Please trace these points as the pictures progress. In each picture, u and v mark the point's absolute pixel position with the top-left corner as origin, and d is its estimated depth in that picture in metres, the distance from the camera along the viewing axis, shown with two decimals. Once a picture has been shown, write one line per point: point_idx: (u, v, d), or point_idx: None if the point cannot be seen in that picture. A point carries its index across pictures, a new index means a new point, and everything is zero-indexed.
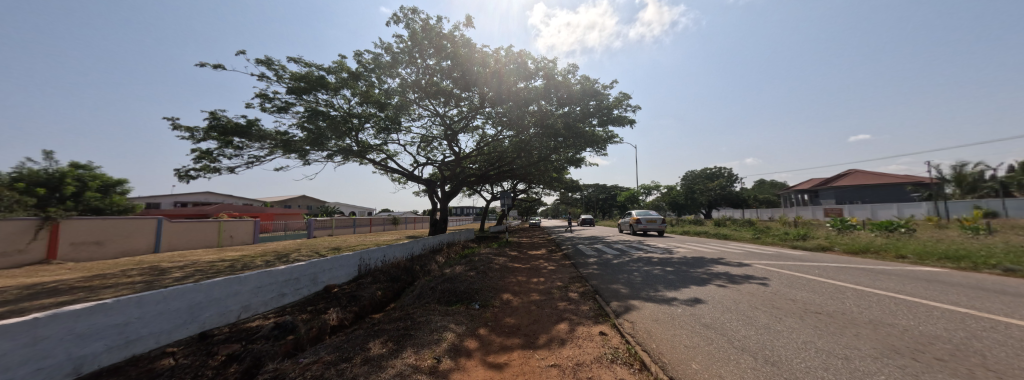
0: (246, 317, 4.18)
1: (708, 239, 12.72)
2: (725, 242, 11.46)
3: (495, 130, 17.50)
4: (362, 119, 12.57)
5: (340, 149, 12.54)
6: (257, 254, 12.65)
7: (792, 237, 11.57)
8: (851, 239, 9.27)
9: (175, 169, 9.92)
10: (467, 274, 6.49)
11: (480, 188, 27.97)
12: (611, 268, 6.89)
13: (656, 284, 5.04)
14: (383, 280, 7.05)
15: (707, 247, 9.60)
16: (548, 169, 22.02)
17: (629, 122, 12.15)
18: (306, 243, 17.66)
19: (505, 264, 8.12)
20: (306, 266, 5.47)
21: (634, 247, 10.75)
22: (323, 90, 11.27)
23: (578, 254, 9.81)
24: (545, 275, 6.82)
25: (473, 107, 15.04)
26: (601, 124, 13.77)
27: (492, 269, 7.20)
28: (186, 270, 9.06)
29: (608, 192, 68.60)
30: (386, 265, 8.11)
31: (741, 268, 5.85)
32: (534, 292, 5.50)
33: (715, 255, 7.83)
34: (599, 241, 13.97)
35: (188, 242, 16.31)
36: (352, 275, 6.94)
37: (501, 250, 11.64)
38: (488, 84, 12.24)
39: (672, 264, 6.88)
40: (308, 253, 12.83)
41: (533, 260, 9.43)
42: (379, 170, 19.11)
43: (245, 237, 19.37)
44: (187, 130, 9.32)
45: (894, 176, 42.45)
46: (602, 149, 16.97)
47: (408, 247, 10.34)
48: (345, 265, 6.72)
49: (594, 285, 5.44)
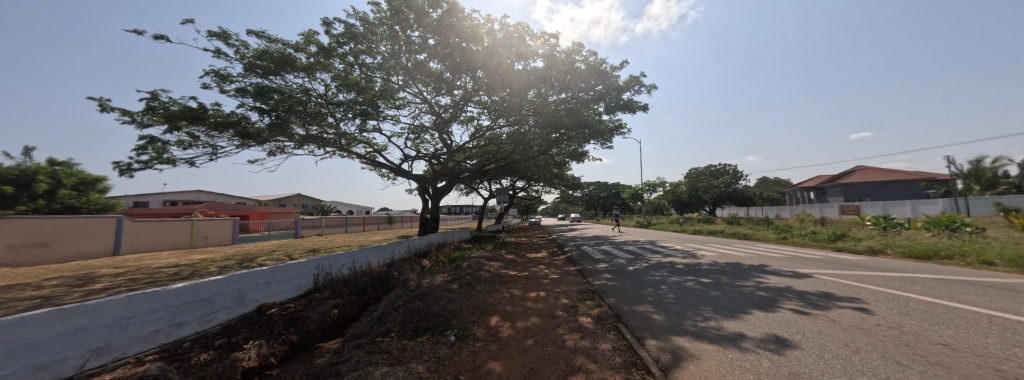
0: (96, 367, 2.74)
1: (730, 240, 11.32)
2: (751, 243, 10.03)
3: (491, 121, 16.16)
4: (340, 107, 11.27)
5: (307, 138, 10.66)
6: (222, 258, 11.31)
7: (829, 237, 10.13)
8: (907, 240, 7.84)
9: (113, 162, 8.64)
10: (447, 287, 5.13)
11: (477, 185, 26.66)
12: (630, 279, 5.46)
13: (700, 306, 3.61)
14: (344, 295, 5.66)
15: (735, 250, 8.22)
16: (548, 164, 20.67)
17: (642, 107, 10.65)
18: (286, 244, 16.27)
19: (497, 272, 6.75)
20: (225, 283, 4.05)
21: (648, 249, 9.38)
22: (293, 72, 9.89)
23: (584, 258, 8.44)
24: (546, 287, 5.42)
25: (466, 94, 13.88)
26: (610, 111, 12.25)
27: (481, 279, 5.83)
28: (120, 279, 7.66)
29: (610, 190, 67.11)
30: (354, 272, 6.73)
31: (803, 280, 4.44)
32: (532, 315, 4.10)
33: (753, 260, 6.42)
34: (606, 242, 12.55)
35: (156, 243, 15.00)
36: (305, 288, 5.55)
37: (495, 253, 10.26)
38: (480, 65, 10.87)
39: (705, 272, 5.51)
40: (279, 256, 11.45)
41: (531, 265, 8.04)
42: (366, 164, 17.86)
43: (222, 238, 18.05)
44: (122, 113, 7.90)
45: (907, 173, 41.04)
46: (608, 140, 15.52)
47: (388, 250, 8.99)
48: (295, 276, 5.33)
49: (613, 306, 4.01)
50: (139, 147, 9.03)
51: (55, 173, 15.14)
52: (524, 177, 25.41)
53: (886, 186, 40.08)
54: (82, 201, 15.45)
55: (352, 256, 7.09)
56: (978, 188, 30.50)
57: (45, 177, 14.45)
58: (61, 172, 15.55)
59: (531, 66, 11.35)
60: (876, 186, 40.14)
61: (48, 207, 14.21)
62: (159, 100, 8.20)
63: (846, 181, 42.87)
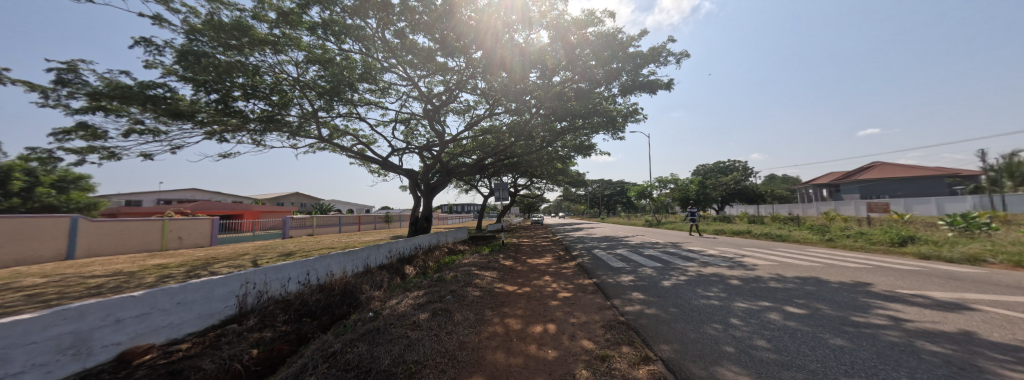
0: None
1: (767, 242, 9.67)
2: (798, 247, 8.38)
3: (489, 110, 14.64)
4: (310, 92, 9.90)
5: (268, 123, 9.11)
6: (180, 263, 9.90)
7: (892, 240, 8.43)
8: (1015, 246, 6.15)
9: (29, 150, 7.47)
10: (416, 316, 3.54)
11: (476, 181, 25.14)
12: (674, 303, 3.86)
13: (839, 377, 1.99)
14: (278, 325, 4.07)
15: (790, 257, 6.57)
16: (551, 159, 19.12)
17: (667, 84, 8.98)
18: (265, 247, 14.89)
19: (490, 288, 5.13)
20: (42, 326, 2.38)
21: (676, 255, 7.79)
22: (254, 47, 8.39)
23: (599, 267, 6.88)
24: (556, 316, 3.82)
25: (460, 79, 12.41)
26: (626, 92, 10.60)
27: (466, 301, 4.24)
28: (25, 291, 6.18)
29: (614, 188, 65.33)
30: (304, 289, 5.16)
31: (964, 318, 2.81)
32: (540, 376, 2.49)
33: (834, 274, 4.75)
34: (621, 244, 10.93)
35: (120, 245, 13.64)
36: (221, 316, 3.95)
37: (491, 258, 8.69)
38: (474, 38, 9.43)
39: (779, 294, 3.90)
40: (245, 261, 10.01)
41: (534, 275, 6.49)
42: (355, 158, 16.44)
43: (198, 239, 16.71)
44: (33, 88, 6.42)
45: (928, 170, 39.01)
46: (621, 129, 13.90)
47: (364, 257, 7.47)
48: (202, 300, 3.73)
49: (672, 363, 2.40)
50: (60, 132, 7.37)
51: (32, 170, 13.58)
52: (526, 173, 23.87)
53: (906, 183, 38.04)
54: (61, 200, 14.37)
55: (308, 267, 5.55)
56: (1011, 184, 28.51)
57: (20, 174, 12.98)
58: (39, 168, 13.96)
59: (535, 43, 9.87)
60: (898, 183, 38.01)
61: (21, 206, 13.07)
62: (77, 72, 6.65)
63: (863, 178, 40.88)
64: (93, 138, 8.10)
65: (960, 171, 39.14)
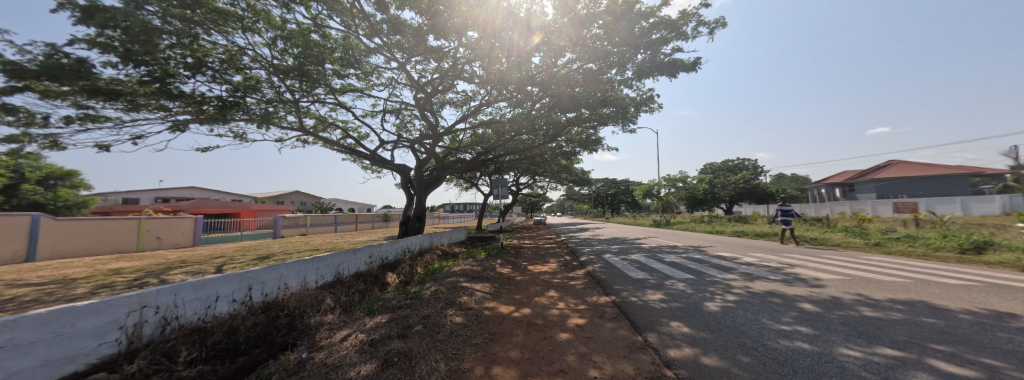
0: None
1: (807, 247, 8.36)
2: (851, 254, 7.08)
3: (487, 100, 13.48)
4: (284, 76, 8.81)
5: (228, 111, 7.87)
6: (137, 269, 8.80)
7: (960, 248, 7.12)
8: None
9: None
10: (360, 371, 2.28)
11: (476, 179, 23.92)
12: (741, 346, 2.60)
13: None
14: (177, 370, 2.79)
15: (854, 268, 5.28)
16: (556, 156, 17.90)
17: (692, 63, 7.69)
18: (246, 248, 13.84)
19: (477, 311, 3.90)
20: None
21: (706, 263, 6.51)
22: (216, 20, 7.31)
23: (616, 279, 5.62)
24: (568, 363, 2.59)
25: (454, 63, 11.25)
26: (642, 74, 9.31)
27: (441, 337, 3.01)
28: None
29: (618, 187, 63.87)
30: (237, 315, 3.88)
31: None
32: None
33: (945, 297, 3.48)
34: (634, 248, 9.67)
35: (89, 246, 12.62)
36: (89, 360, 2.64)
37: (486, 265, 7.50)
38: (467, 13, 8.27)
39: (899, 334, 2.61)
40: (210, 267, 8.90)
41: (535, 289, 5.27)
42: (345, 153, 15.34)
43: (180, 239, 15.71)
44: None
45: (950, 169, 37.27)
46: (632, 120, 12.67)
47: (334, 264, 6.25)
48: (51, 339, 2.42)
49: None
50: None
51: (19, 167, 13.02)
52: (528, 171, 22.66)
53: (927, 181, 36.23)
54: (47, 197, 13.49)
55: (248, 281, 4.30)
56: None
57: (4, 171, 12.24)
58: (27, 165, 13.38)
59: (539, 20, 8.67)
60: (917, 182, 36.27)
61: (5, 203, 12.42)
62: None
63: (880, 177, 39.17)
64: (28, 124, 6.98)
65: (982, 171, 37.32)
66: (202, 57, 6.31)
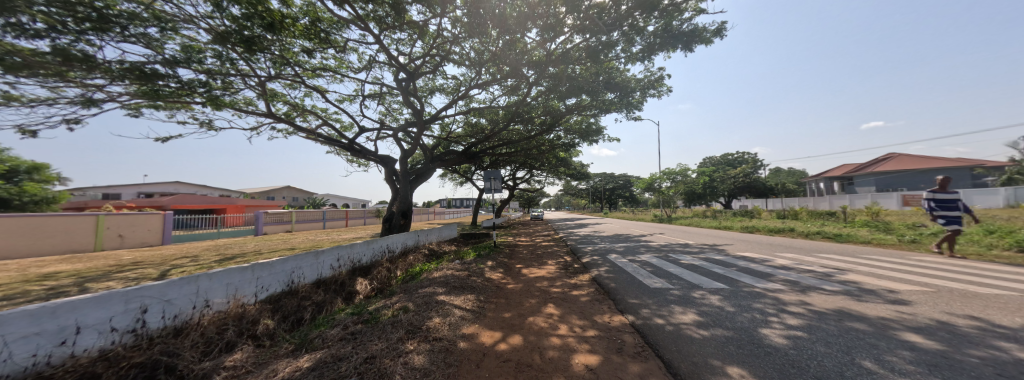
0: None
1: (838, 246, 7.40)
2: (897, 254, 6.09)
3: (478, 85, 12.33)
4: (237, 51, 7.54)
5: (166, 89, 6.66)
6: (73, 274, 7.65)
7: (1022, 247, 6.14)
8: None
9: None
10: None
11: (470, 173, 22.69)
12: None
13: None
14: None
15: (925, 274, 4.27)
16: (553, 148, 16.77)
17: (717, 30, 6.52)
18: (217, 247, 12.69)
19: (447, 345, 2.80)
20: None
21: (734, 266, 5.48)
22: None
23: (630, 288, 4.57)
24: None
25: (441, 40, 10.03)
26: (652, 49, 8.22)
27: None
28: None
29: (616, 182, 63.01)
30: (105, 355, 2.70)
31: None
32: None
33: None
34: (641, 247, 8.68)
35: (38, 246, 11.36)
36: None
37: (473, 269, 6.40)
38: None
39: None
40: (159, 271, 7.75)
41: (530, 303, 4.20)
42: (326, 143, 14.13)
43: (147, 237, 14.46)
44: None
45: (951, 161, 36.79)
46: (638, 106, 11.57)
47: (285, 271, 5.14)
48: None
49: None
50: None
51: None
52: (524, 164, 21.54)
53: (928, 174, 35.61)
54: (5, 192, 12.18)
55: (140, 302, 3.15)
56: None
57: None
58: None
59: None
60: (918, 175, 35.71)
61: None
62: None
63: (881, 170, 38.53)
64: None
65: (984, 163, 36.74)
66: (98, 7, 5.06)
